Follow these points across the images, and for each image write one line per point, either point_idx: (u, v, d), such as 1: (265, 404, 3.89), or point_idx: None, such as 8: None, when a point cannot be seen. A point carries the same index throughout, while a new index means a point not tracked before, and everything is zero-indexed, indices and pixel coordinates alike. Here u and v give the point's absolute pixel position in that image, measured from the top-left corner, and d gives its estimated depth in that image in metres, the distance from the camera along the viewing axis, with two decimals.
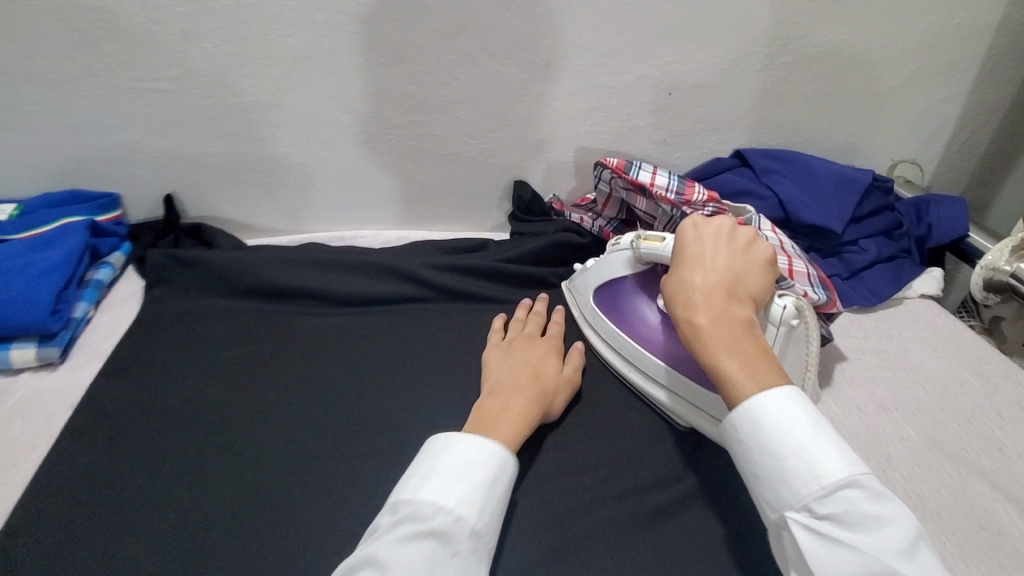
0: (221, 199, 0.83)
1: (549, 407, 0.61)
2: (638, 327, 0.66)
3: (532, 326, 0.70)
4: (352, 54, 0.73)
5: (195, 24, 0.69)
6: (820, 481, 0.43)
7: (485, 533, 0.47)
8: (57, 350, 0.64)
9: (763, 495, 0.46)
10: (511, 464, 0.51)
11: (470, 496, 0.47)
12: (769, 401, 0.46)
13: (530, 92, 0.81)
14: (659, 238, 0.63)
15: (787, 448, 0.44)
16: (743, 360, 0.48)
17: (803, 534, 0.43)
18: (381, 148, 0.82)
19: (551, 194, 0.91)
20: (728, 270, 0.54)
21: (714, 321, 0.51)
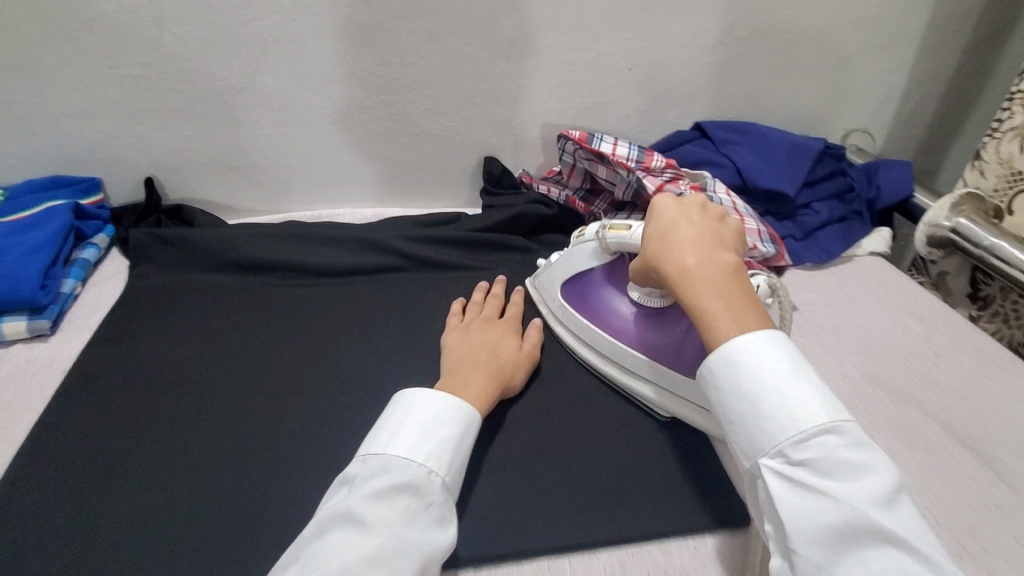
0: (201, 182, 0.86)
1: (508, 381, 0.61)
2: (612, 319, 0.65)
3: (490, 308, 0.71)
4: (321, 37, 0.77)
5: (167, 11, 0.72)
6: (797, 427, 0.41)
7: (455, 482, 0.50)
8: (47, 321, 0.66)
9: (739, 444, 0.44)
10: (474, 423, 0.54)
11: (437, 451, 0.49)
12: (752, 341, 0.44)
13: (495, 71, 0.84)
14: (625, 226, 0.61)
15: (761, 391, 0.43)
16: (731, 303, 0.47)
17: (776, 482, 0.41)
18: (354, 128, 0.86)
19: (520, 168, 0.95)
20: (708, 222, 0.54)
21: (701, 267, 0.50)
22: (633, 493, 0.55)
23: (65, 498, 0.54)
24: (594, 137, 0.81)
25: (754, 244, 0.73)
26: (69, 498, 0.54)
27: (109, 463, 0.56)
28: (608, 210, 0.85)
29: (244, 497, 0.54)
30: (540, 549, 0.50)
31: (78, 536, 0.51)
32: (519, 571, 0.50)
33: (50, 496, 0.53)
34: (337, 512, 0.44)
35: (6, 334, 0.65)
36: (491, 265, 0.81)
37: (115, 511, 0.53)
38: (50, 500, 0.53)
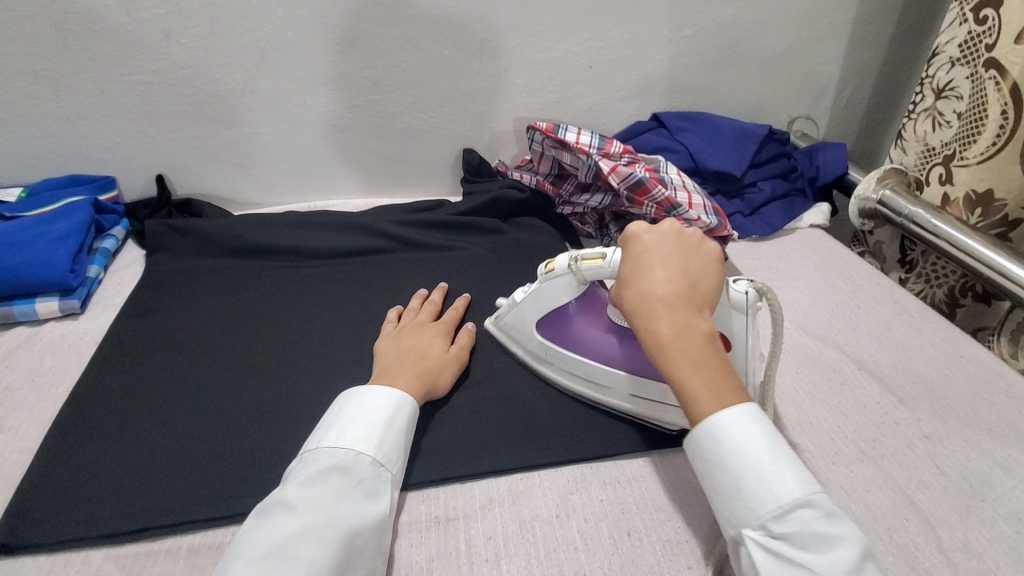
0: (206, 178, 0.95)
1: (434, 383, 0.63)
2: (601, 348, 0.65)
3: (425, 316, 0.73)
4: (312, 44, 0.86)
5: (174, 23, 0.80)
6: (776, 502, 0.45)
7: (391, 462, 0.54)
8: (77, 301, 0.75)
9: (724, 514, 0.48)
10: (408, 410, 0.58)
11: (368, 434, 0.53)
12: (726, 419, 0.48)
13: (470, 70, 0.94)
14: (600, 256, 0.60)
15: (743, 469, 0.46)
16: (706, 374, 0.50)
17: (760, 553, 0.45)
18: (344, 125, 0.95)
19: (497, 159, 1.04)
20: (684, 276, 0.54)
21: (679, 333, 0.51)
22: (595, 424, 0.64)
23: (101, 440, 0.60)
24: (559, 127, 0.89)
25: (698, 217, 0.83)
26: (105, 440, 0.60)
27: (139, 409, 0.63)
28: (574, 192, 0.94)
29: (262, 435, 0.62)
30: (514, 466, 0.60)
31: (115, 468, 0.58)
32: (497, 484, 0.59)
33: (88, 439, 0.60)
34: (271, 502, 0.48)
35: (41, 313, 0.74)
36: (469, 244, 0.90)
37: (148, 448, 0.60)
38: (88, 442, 0.60)
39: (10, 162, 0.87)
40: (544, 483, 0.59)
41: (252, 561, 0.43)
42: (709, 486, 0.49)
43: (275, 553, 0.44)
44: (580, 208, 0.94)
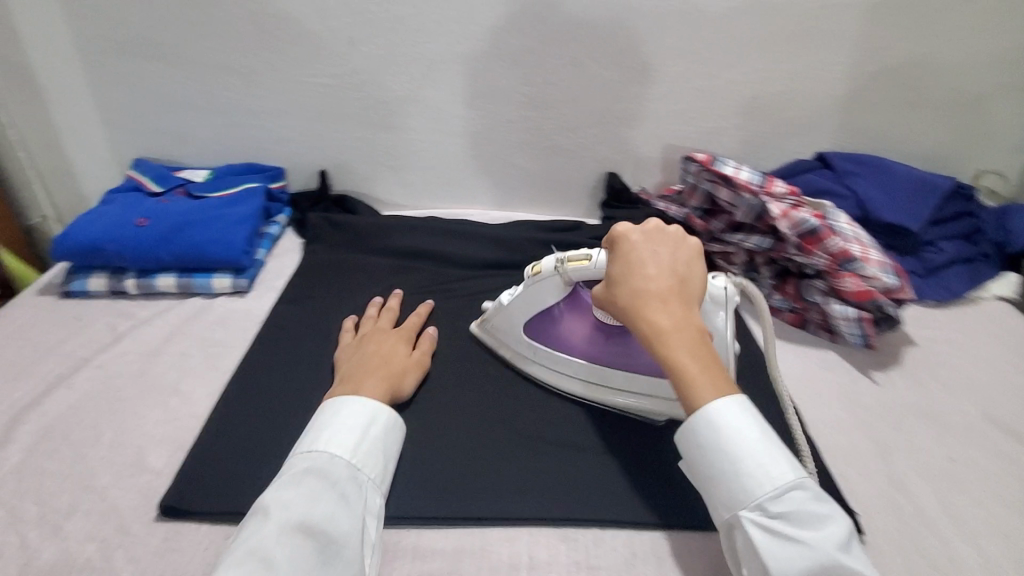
0: (360, 177, 0.99)
1: (398, 386, 0.64)
2: (592, 346, 0.67)
3: (383, 321, 0.74)
4: (478, 59, 0.88)
5: (359, 32, 0.85)
6: (772, 482, 0.47)
7: (368, 467, 0.54)
8: (246, 280, 0.80)
9: (720, 498, 0.49)
10: (389, 415, 0.58)
11: (344, 438, 0.54)
12: (725, 411, 0.49)
13: (627, 94, 0.92)
14: (585, 258, 0.63)
15: (741, 453, 0.48)
16: (700, 364, 0.51)
17: (758, 532, 0.46)
18: (494, 138, 0.96)
19: (640, 185, 1.01)
20: (675, 271, 0.56)
21: (677, 327, 0.52)
22: None
23: (263, 410, 0.63)
24: (718, 161, 0.86)
25: (874, 274, 0.77)
26: (265, 410, 0.63)
27: (296, 391, 0.66)
28: (725, 230, 0.86)
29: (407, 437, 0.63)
30: (656, 523, 0.56)
31: (274, 439, 0.60)
32: (639, 538, 0.55)
33: (252, 406, 0.63)
34: (252, 509, 0.48)
35: (216, 288, 0.80)
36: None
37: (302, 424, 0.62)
38: (252, 410, 0.63)
39: (199, 146, 0.95)
40: (691, 549, 0.55)
41: (230, 566, 0.43)
42: (707, 476, 0.51)
43: (254, 556, 0.44)
44: (729, 246, 0.86)
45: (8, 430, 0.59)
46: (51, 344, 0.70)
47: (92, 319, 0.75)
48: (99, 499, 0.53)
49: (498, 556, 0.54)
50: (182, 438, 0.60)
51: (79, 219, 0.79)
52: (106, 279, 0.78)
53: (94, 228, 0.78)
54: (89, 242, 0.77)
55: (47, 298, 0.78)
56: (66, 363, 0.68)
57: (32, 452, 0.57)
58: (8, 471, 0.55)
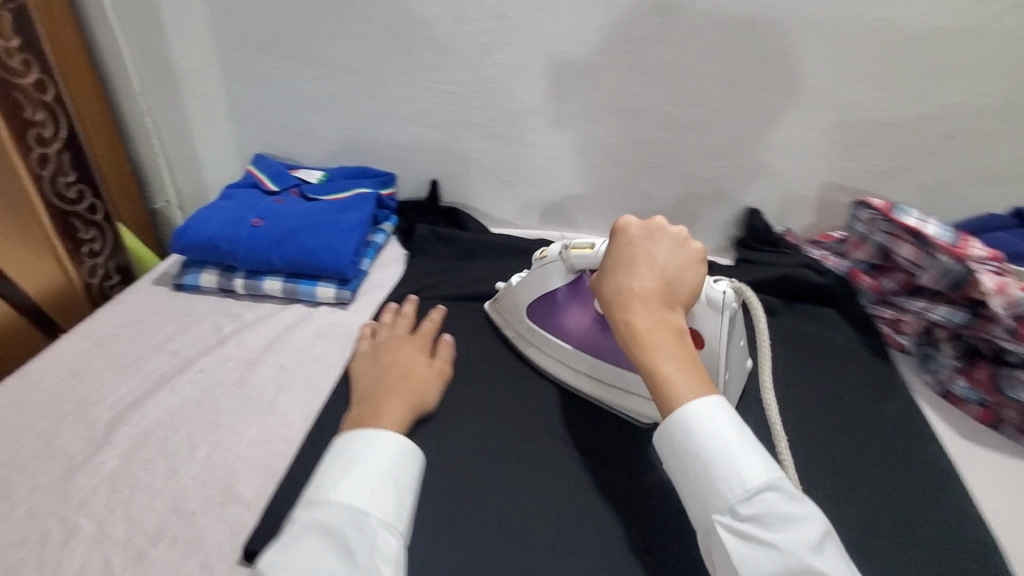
0: (471, 190, 0.93)
1: (421, 401, 0.60)
2: (586, 334, 0.65)
3: (400, 329, 0.70)
4: (617, 72, 0.79)
5: (492, 38, 0.79)
6: (742, 483, 0.43)
7: (379, 508, 0.46)
8: (350, 292, 0.76)
9: (693, 501, 0.46)
10: (404, 442, 0.52)
11: (347, 481, 0.47)
12: (691, 415, 0.46)
13: (786, 122, 0.80)
14: (589, 246, 0.61)
15: (712, 452, 0.45)
16: (671, 367, 0.48)
17: (729, 537, 0.43)
18: (622, 159, 0.86)
19: (783, 226, 0.88)
20: (663, 274, 0.53)
21: (652, 328, 0.50)
22: None
23: None
24: (901, 208, 0.72)
25: None
26: None
27: None
28: (898, 292, 0.75)
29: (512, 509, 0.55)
30: None
31: None
32: None
33: None
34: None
35: (319, 297, 0.76)
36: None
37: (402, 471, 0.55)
38: None
39: (317, 145, 0.94)
40: None
41: None
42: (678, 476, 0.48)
43: None
44: (903, 312, 0.74)
45: (109, 431, 0.57)
46: (160, 339, 0.69)
47: (200, 317, 0.73)
48: (186, 527, 0.49)
49: None
50: (274, 465, 0.55)
51: (200, 213, 0.78)
52: (216, 276, 0.77)
53: (211, 225, 0.77)
54: (206, 238, 0.76)
55: (160, 288, 0.78)
56: (172, 362, 0.66)
57: (128, 459, 0.55)
58: (103, 478, 0.53)
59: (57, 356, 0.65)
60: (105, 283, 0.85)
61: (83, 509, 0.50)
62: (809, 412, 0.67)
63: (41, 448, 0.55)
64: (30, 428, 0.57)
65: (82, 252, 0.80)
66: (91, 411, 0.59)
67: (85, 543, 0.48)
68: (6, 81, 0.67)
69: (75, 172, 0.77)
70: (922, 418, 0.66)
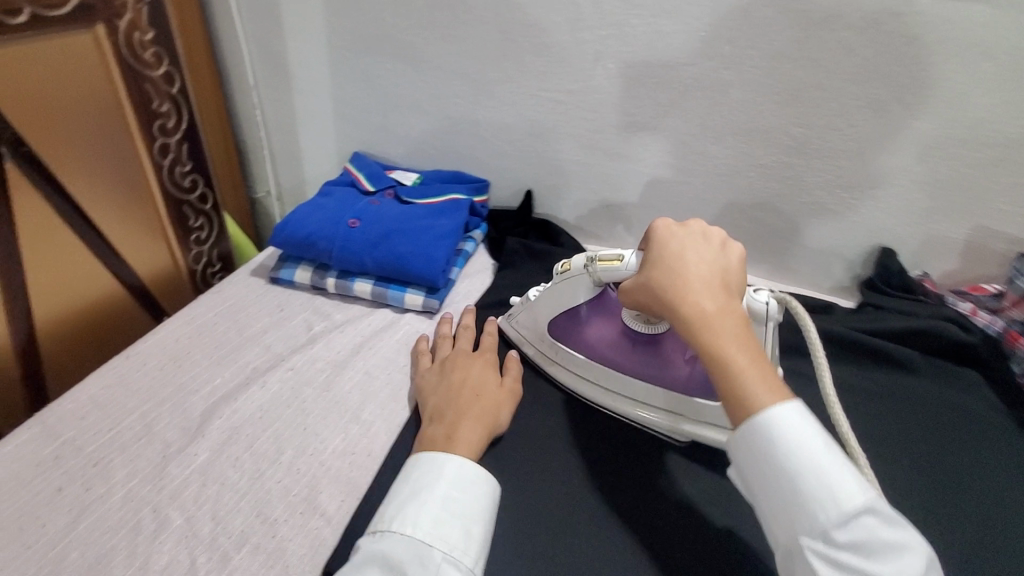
0: (567, 203, 0.89)
1: (495, 420, 0.56)
2: (622, 354, 0.62)
3: (464, 343, 0.66)
4: (744, 88, 0.72)
5: (609, 46, 0.75)
6: (837, 505, 0.37)
7: (443, 540, 0.43)
8: (438, 301, 0.74)
9: (776, 521, 0.40)
10: (472, 467, 0.48)
11: (408, 511, 0.44)
12: (780, 422, 0.40)
13: (939, 154, 0.69)
14: (617, 257, 0.55)
15: (801, 467, 0.39)
16: (748, 360, 0.42)
17: (824, 567, 0.37)
18: (737, 182, 0.79)
19: (919, 270, 0.78)
20: (717, 264, 0.48)
21: (722, 316, 0.44)
22: None
23: None
24: None
25: None
26: None
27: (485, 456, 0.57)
28: None
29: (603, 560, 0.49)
30: None
31: None
32: None
33: None
34: None
35: (407, 303, 0.75)
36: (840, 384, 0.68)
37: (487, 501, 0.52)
38: None
39: (416, 147, 0.93)
40: None
41: None
42: (757, 490, 0.42)
43: None
44: None
45: (203, 422, 0.57)
46: (255, 332, 0.70)
47: (292, 313, 0.74)
48: (268, 536, 0.48)
49: None
50: (356, 480, 0.53)
51: (300, 209, 0.79)
52: (311, 273, 0.77)
53: (310, 222, 0.77)
54: (304, 235, 0.76)
55: (258, 280, 0.79)
56: (264, 357, 0.66)
57: (219, 455, 0.54)
58: (194, 471, 0.53)
59: (160, 339, 0.67)
60: (207, 270, 0.87)
61: (173, 501, 0.50)
62: (954, 493, 0.57)
63: (140, 432, 0.56)
64: (131, 410, 0.58)
65: (190, 239, 0.83)
66: (188, 399, 0.60)
67: (173, 538, 0.48)
68: (138, 73, 0.70)
69: (191, 163, 0.80)
70: None
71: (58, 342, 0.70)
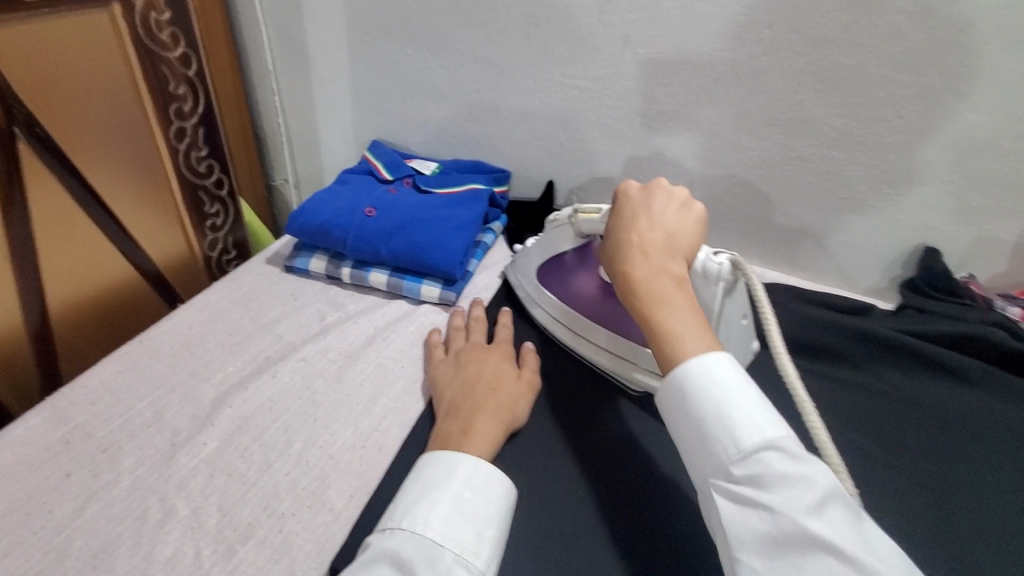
0: (590, 195, 0.86)
1: (512, 416, 0.54)
2: (593, 301, 0.66)
3: (478, 335, 0.64)
4: (783, 76, 0.68)
5: (639, 31, 0.71)
6: (735, 441, 0.38)
7: (454, 541, 0.41)
8: (455, 293, 0.72)
9: (692, 468, 0.41)
10: (486, 466, 0.46)
11: (417, 509, 0.43)
12: (691, 368, 0.41)
13: (995, 147, 0.65)
14: (596, 210, 0.61)
15: (704, 409, 0.40)
16: (669, 313, 0.45)
17: (725, 503, 0.38)
18: (771, 176, 0.75)
19: (967, 273, 0.73)
20: (663, 227, 0.51)
21: (649, 274, 0.47)
22: None
23: None
24: None
25: None
26: None
27: (501, 455, 0.54)
28: None
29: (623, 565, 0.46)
30: None
31: None
32: None
33: None
34: None
35: (424, 295, 0.73)
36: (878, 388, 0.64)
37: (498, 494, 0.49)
38: None
39: (436, 136, 0.91)
40: None
41: None
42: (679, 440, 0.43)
43: None
44: None
45: (213, 411, 0.56)
46: (269, 321, 0.69)
47: (306, 302, 0.72)
48: (275, 529, 0.46)
49: None
50: (367, 475, 0.51)
51: (316, 197, 0.77)
52: (326, 262, 0.76)
53: (326, 210, 0.75)
54: (320, 224, 0.74)
55: (273, 268, 0.78)
56: (276, 346, 0.65)
57: (228, 444, 0.53)
58: (203, 460, 0.51)
59: (174, 325, 0.66)
60: (223, 257, 0.86)
61: (181, 490, 0.49)
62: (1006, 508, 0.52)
63: (151, 419, 0.55)
64: (143, 395, 0.57)
65: (206, 225, 0.82)
66: (199, 387, 0.59)
67: (179, 528, 0.46)
68: (154, 54, 0.69)
69: (208, 148, 0.79)
70: None
71: (71, 325, 0.70)
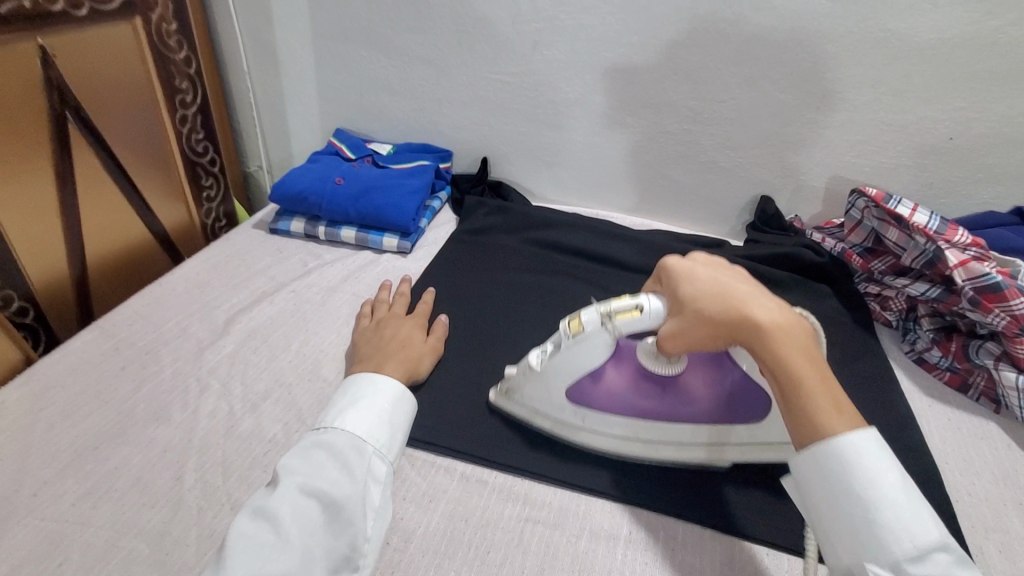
0: (518, 168, 1.08)
1: (415, 368, 0.68)
2: (647, 401, 0.61)
3: (399, 307, 0.77)
4: (651, 69, 0.91)
5: (544, 37, 0.93)
6: (913, 541, 0.41)
7: (375, 438, 0.52)
8: (410, 243, 0.92)
9: (841, 542, 0.44)
10: (401, 389, 0.59)
11: (350, 415, 0.53)
12: (858, 445, 0.45)
13: (799, 119, 0.90)
14: (636, 310, 0.54)
15: (869, 497, 0.43)
16: (817, 365, 0.48)
17: None
18: (651, 147, 0.99)
19: (793, 214, 0.98)
20: (748, 280, 0.54)
21: (785, 321, 0.49)
22: None
23: None
24: (892, 198, 0.81)
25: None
26: None
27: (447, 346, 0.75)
28: (886, 271, 0.84)
29: None
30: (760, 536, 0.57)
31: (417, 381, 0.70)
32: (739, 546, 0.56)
33: None
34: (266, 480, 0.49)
35: (385, 245, 0.92)
36: None
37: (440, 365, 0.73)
38: None
39: (390, 124, 1.10)
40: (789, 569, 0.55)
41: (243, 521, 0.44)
42: (825, 513, 0.45)
43: (261, 516, 0.45)
44: (886, 290, 0.84)
45: (227, 325, 0.74)
46: (261, 268, 0.86)
47: (290, 254, 0.90)
48: (284, 392, 0.66)
49: (601, 524, 0.58)
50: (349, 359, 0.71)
51: (293, 172, 0.96)
52: (304, 223, 0.94)
53: (304, 180, 0.94)
54: (297, 192, 0.93)
55: (259, 231, 0.95)
56: (269, 284, 0.83)
57: (241, 346, 0.71)
58: (225, 355, 0.70)
59: (185, 272, 0.83)
60: (216, 224, 1.04)
61: (211, 374, 0.67)
62: None
63: (179, 332, 0.73)
64: (169, 319, 0.75)
65: (202, 197, 0.99)
66: (213, 311, 0.77)
67: (215, 395, 0.65)
68: (164, 56, 0.86)
69: (203, 132, 0.96)
70: (893, 376, 0.75)
71: (100, 275, 0.86)
